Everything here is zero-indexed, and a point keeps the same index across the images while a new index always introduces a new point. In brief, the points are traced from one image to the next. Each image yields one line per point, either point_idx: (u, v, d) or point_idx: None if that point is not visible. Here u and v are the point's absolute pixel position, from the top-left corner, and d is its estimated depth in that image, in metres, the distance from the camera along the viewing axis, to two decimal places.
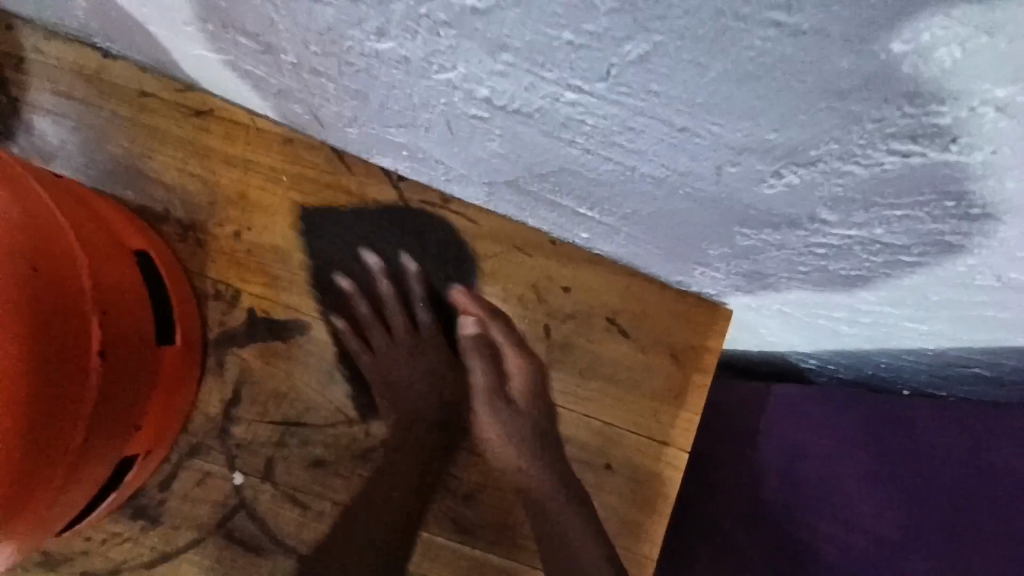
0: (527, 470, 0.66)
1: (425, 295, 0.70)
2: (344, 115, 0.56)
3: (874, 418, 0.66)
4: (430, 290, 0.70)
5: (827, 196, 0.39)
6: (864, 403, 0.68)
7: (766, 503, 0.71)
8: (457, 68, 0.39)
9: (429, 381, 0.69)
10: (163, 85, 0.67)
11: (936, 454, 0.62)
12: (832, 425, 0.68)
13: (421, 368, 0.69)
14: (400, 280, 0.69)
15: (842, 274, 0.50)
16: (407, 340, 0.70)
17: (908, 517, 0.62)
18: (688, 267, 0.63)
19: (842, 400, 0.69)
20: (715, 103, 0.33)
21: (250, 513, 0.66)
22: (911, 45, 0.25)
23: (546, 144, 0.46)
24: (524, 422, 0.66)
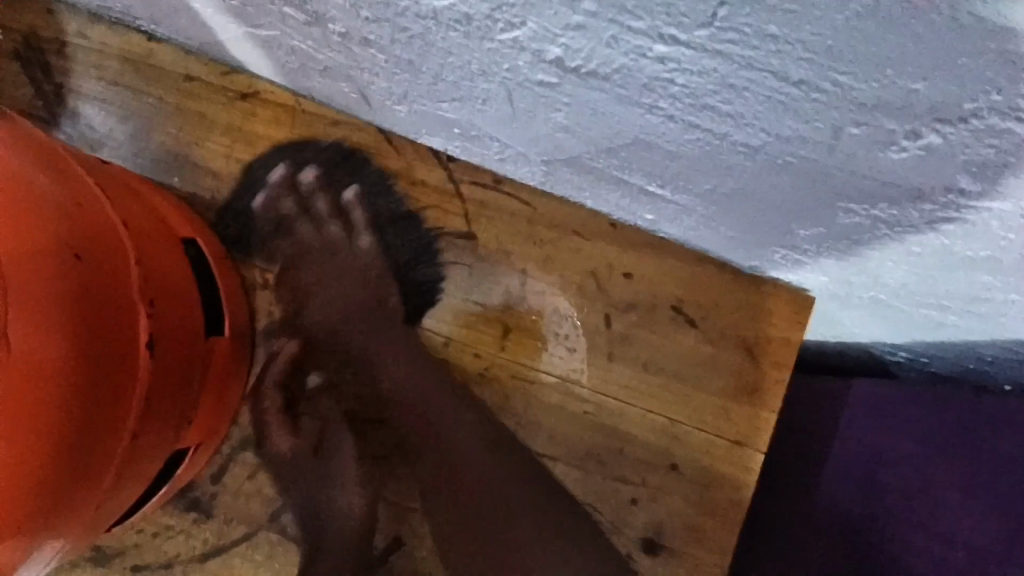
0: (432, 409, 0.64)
1: (337, 219, 0.67)
2: (393, 91, 0.53)
3: (946, 421, 0.63)
4: (335, 212, 0.67)
5: (974, 162, 0.32)
6: (942, 405, 0.63)
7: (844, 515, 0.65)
8: (526, 25, 0.34)
9: (343, 303, 0.67)
10: (207, 67, 0.65)
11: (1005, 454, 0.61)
12: (913, 432, 0.64)
13: (348, 298, 0.67)
14: (282, 206, 0.66)
15: (966, 256, 0.43)
16: (337, 269, 0.67)
17: (983, 521, 0.61)
18: (768, 251, 0.57)
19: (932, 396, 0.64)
20: (852, 46, 0.27)
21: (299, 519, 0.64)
22: None
23: (622, 112, 0.40)
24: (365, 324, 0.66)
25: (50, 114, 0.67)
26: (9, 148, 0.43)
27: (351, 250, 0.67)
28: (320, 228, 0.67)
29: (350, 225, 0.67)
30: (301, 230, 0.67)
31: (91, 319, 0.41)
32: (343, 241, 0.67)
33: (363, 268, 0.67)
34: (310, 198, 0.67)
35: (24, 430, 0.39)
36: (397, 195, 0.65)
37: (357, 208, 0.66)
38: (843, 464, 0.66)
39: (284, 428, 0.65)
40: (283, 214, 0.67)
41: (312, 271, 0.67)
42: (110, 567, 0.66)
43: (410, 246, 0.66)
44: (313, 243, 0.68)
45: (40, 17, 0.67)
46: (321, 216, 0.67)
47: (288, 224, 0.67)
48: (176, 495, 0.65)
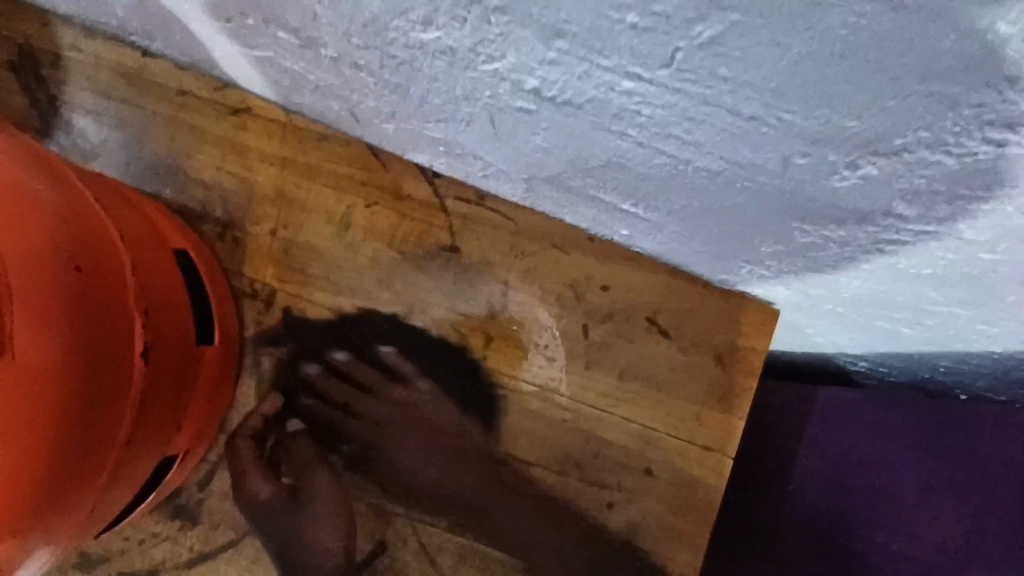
0: (427, 456, 0.67)
1: (388, 372, 0.68)
2: (382, 110, 0.55)
3: (918, 423, 0.66)
4: (382, 369, 0.68)
5: (907, 189, 0.36)
6: (912, 407, 0.66)
7: (808, 517, 0.69)
8: (506, 58, 0.37)
9: (415, 447, 0.67)
10: (199, 82, 0.67)
11: (976, 454, 0.64)
12: (886, 434, 0.67)
13: (420, 443, 0.67)
14: (333, 395, 0.67)
15: (910, 272, 0.47)
16: (398, 417, 0.67)
17: (956, 518, 0.64)
18: (735, 266, 0.61)
19: (895, 398, 0.67)
20: (793, 87, 0.31)
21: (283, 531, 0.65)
22: (1017, 27, 0.23)
23: (595, 137, 0.43)
24: (423, 443, 0.67)
25: (42, 125, 0.69)
26: (10, 159, 0.44)
27: (417, 399, 0.67)
28: (381, 395, 0.67)
29: (401, 377, 0.68)
30: (359, 407, 0.68)
31: (88, 326, 0.43)
32: (404, 395, 0.67)
33: (430, 417, 0.67)
34: (354, 374, 0.68)
35: (21, 434, 0.40)
36: (440, 340, 0.67)
37: (404, 361, 0.67)
38: (809, 465, 0.69)
39: (261, 472, 0.66)
40: (330, 394, 0.67)
41: (374, 428, 0.68)
42: (94, 573, 0.66)
43: (468, 395, 0.67)
44: (376, 412, 0.68)
45: (33, 30, 0.68)
46: (371, 387, 0.68)
47: (348, 404, 0.67)
48: (163, 501, 0.66)
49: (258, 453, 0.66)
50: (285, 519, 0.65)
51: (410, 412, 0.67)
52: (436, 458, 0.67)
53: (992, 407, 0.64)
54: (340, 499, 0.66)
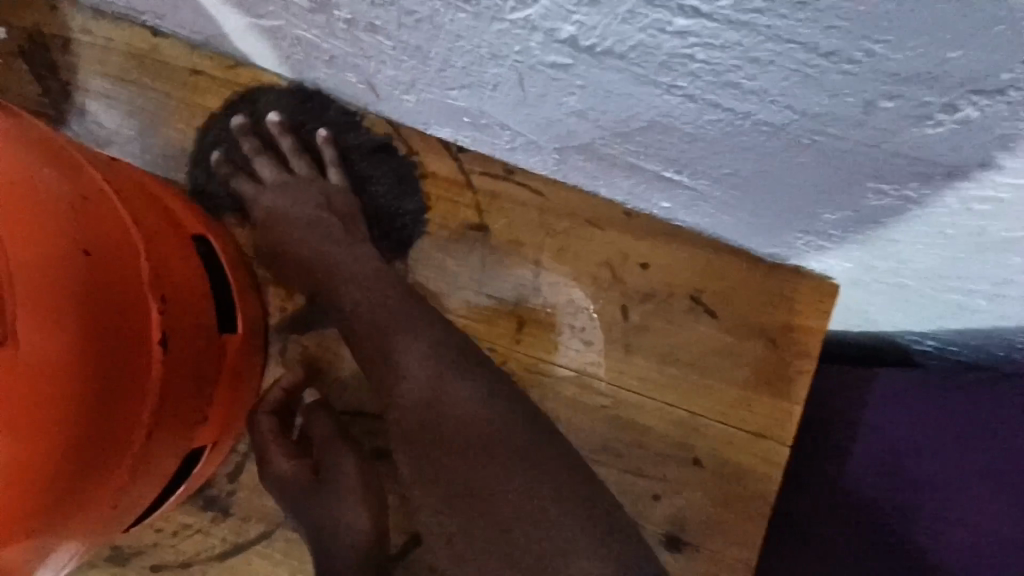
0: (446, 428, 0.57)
1: (293, 144, 0.64)
2: (401, 80, 0.51)
3: (959, 407, 0.63)
4: (279, 143, 0.65)
5: (1014, 134, 0.30)
6: (956, 390, 0.63)
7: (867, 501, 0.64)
8: (539, 3, 0.33)
9: (308, 217, 0.62)
10: (213, 61, 0.65)
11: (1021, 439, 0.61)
12: (931, 420, 0.63)
13: (286, 205, 0.63)
14: (244, 146, 0.65)
15: (1000, 236, 0.41)
16: (280, 187, 0.64)
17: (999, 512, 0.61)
18: (789, 236, 0.55)
19: (943, 383, 0.64)
20: (887, 11, 0.25)
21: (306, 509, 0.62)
22: None
23: (638, 93, 0.39)
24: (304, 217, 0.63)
25: (59, 112, 0.67)
26: (12, 142, 0.42)
27: (321, 182, 0.63)
28: (287, 166, 0.64)
29: (320, 164, 0.64)
30: (266, 172, 0.64)
31: (98, 315, 0.41)
32: (313, 175, 0.64)
33: (327, 201, 0.62)
34: (277, 140, 0.65)
35: (35, 429, 0.38)
36: (377, 136, 0.64)
37: (327, 146, 0.64)
38: (864, 449, 0.65)
39: (285, 448, 0.63)
40: (245, 158, 0.65)
41: (275, 195, 0.64)
42: (127, 567, 0.65)
43: (384, 176, 0.64)
44: (277, 181, 0.64)
45: (47, 16, 0.66)
46: (290, 155, 0.64)
47: (256, 165, 0.64)
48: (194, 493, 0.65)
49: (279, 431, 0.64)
50: (309, 499, 0.62)
51: (287, 196, 0.63)
52: (317, 232, 0.62)
53: None
54: (365, 476, 0.63)
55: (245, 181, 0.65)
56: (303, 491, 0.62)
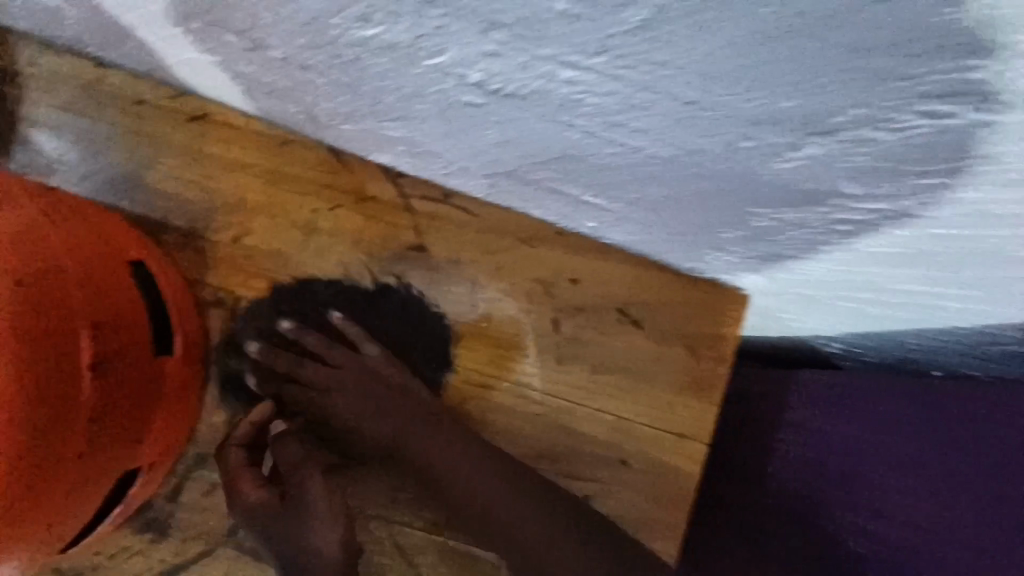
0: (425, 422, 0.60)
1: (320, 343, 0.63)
2: (338, 111, 0.55)
3: (909, 401, 0.62)
4: (300, 353, 0.63)
5: (851, 168, 0.36)
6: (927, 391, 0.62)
7: (783, 491, 0.67)
8: (447, 52, 0.37)
9: (364, 403, 0.61)
10: (157, 90, 0.67)
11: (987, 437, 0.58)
12: (876, 418, 0.63)
13: (343, 410, 0.61)
14: (276, 364, 0.62)
15: (865, 251, 0.47)
16: (323, 390, 0.62)
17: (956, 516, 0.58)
18: (702, 252, 0.61)
19: (864, 380, 0.66)
20: (726, 71, 0.31)
21: (280, 536, 0.58)
22: None
23: (547, 129, 0.43)
24: (360, 387, 0.61)
25: None
26: None
27: (365, 365, 0.62)
28: (322, 360, 0.62)
29: (352, 342, 0.64)
30: (305, 376, 0.62)
31: (28, 343, 0.41)
32: (355, 358, 0.62)
33: (374, 375, 0.61)
34: (295, 341, 0.63)
35: None
36: (387, 296, 0.66)
37: (350, 325, 0.64)
38: (793, 446, 0.68)
39: (256, 479, 0.60)
40: (280, 371, 0.62)
41: (323, 403, 0.62)
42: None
43: (405, 331, 0.66)
44: (323, 382, 0.62)
45: None
46: (318, 348, 0.62)
47: (294, 373, 0.62)
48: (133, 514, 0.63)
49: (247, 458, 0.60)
50: (282, 523, 0.58)
51: (333, 386, 0.61)
52: (376, 410, 0.61)
53: (969, 383, 0.60)
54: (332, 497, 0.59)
55: (292, 395, 0.62)
56: (277, 518, 0.58)
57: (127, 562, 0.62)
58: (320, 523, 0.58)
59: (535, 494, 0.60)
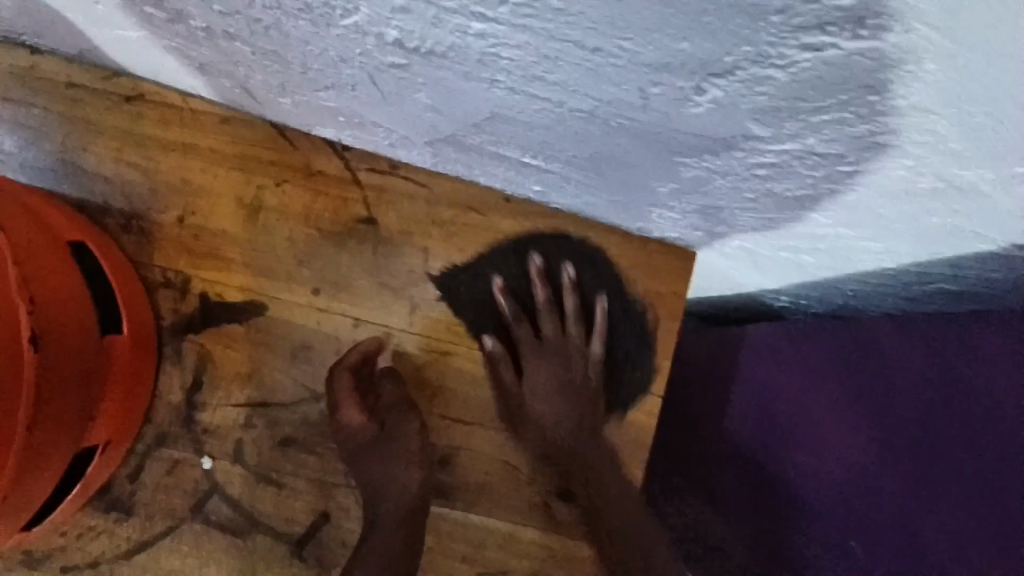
0: (544, 409, 0.64)
1: (575, 303, 0.67)
2: (272, 84, 0.55)
3: (872, 353, 0.63)
4: (557, 304, 0.67)
5: (754, 108, 0.37)
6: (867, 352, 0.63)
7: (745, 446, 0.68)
8: (360, 10, 0.38)
9: (573, 392, 0.65)
10: (96, 75, 0.66)
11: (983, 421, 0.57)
12: (861, 393, 0.62)
13: (553, 378, 0.65)
14: (538, 295, 0.66)
15: (789, 196, 0.49)
16: (552, 345, 0.66)
17: (942, 494, 0.58)
18: (644, 211, 0.63)
19: (807, 328, 0.67)
20: (620, 14, 0.32)
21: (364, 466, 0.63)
22: None
23: (470, 87, 0.44)
24: (574, 376, 0.65)
25: None
26: None
27: (588, 355, 0.66)
28: (564, 326, 0.66)
29: (589, 329, 0.67)
30: (543, 328, 0.66)
31: None
32: (579, 345, 0.66)
33: (585, 367, 0.66)
34: (564, 290, 0.67)
35: None
36: (634, 313, 0.69)
37: (602, 317, 0.67)
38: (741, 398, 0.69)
39: (358, 406, 0.63)
40: (562, 309, 0.67)
41: (551, 361, 0.65)
42: (39, 572, 0.63)
43: (615, 310, 0.69)
44: (550, 340, 0.66)
45: None
46: (564, 313, 0.67)
47: (535, 317, 0.67)
48: (95, 495, 0.63)
49: (355, 388, 0.63)
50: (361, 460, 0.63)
51: (563, 344, 0.66)
52: (563, 396, 0.65)
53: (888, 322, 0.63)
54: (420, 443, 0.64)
55: (524, 329, 0.66)
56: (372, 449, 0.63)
57: (93, 541, 0.63)
58: (402, 462, 0.63)
59: (585, 438, 0.64)
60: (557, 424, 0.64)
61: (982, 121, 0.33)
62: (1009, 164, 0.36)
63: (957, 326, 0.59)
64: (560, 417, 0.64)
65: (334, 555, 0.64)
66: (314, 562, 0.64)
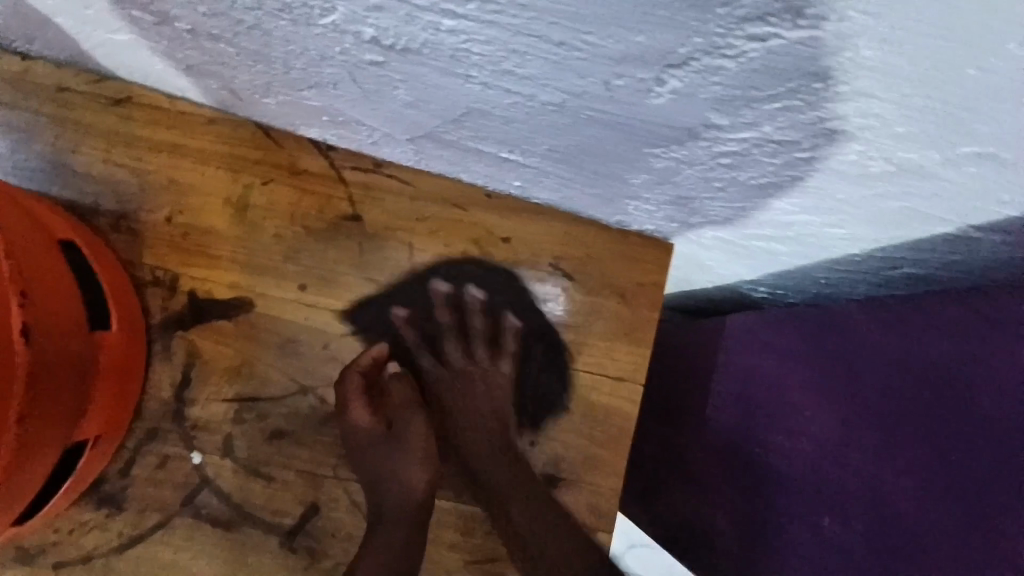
0: (455, 410, 0.70)
1: (485, 319, 0.70)
2: (256, 84, 0.56)
3: (844, 332, 0.60)
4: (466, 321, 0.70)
5: (711, 97, 0.40)
6: (842, 333, 0.60)
7: (728, 431, 0.68)
8: (338, 9, 0.40)
9: (477, 416, 0.69)
10: (85, 80, 0.67)
11: (976, 421, 0.50)
12: (831, 357, 0.60)
13: (461, 399, 0.69)
14: (470, 324, 0.70)
15: (754, 184, 0.51)
16: (461, 366, 0.70)
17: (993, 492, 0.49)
18: (622, 204, 0.65)
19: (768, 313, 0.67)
20: (580, 8, 0.34)
21: (371, 467, 0.64)
22: None
23: (447, 83, 0.46)
24: (475, 395, 0.69)
25: None
26: None
27: (492, 374, 0.69)
28: (470, 348, 0.70)
29: (496, 349, 0.70)
30: (448, 353, 0.71)
31: None
32: (484, 367, 0.70)
33: (494, 391, 0.69)
34: (469, 311, 0.70)
35: None
36: (553, 336, 0.70)
37: (513, 336, 0.70)
38: (725, 385, 0.69)
39: (366, 403, 0.65)
40: (469, 335, 0.70)
41: (451, 383, 0.70)
42: (33, 567, 0.64)
43: (540, 368, 0.70)
44: (457, 366, 0.70)
45: None
46: (475, 335, 0.70)
47: (441, 341, 0.70)
48: (88, 490, 0.64)
49: (364, 385, 0.65)
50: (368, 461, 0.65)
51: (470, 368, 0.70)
52: (483, 423, 0.69)
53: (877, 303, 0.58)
54: (428, 438, 0.65)
55: (430, 361, 0.70)
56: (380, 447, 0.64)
57: (86, 536, 0.64)
58: (409, 460, 0.64)
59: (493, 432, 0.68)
60: (459, 418, 0.69)
61: (921, 102, 0.34)
62: (952, 145, 0.38)
63: (912, 306, 0.55)
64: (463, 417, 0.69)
65: (324, 546, 0.65)
66: (305, 553, 0.65)
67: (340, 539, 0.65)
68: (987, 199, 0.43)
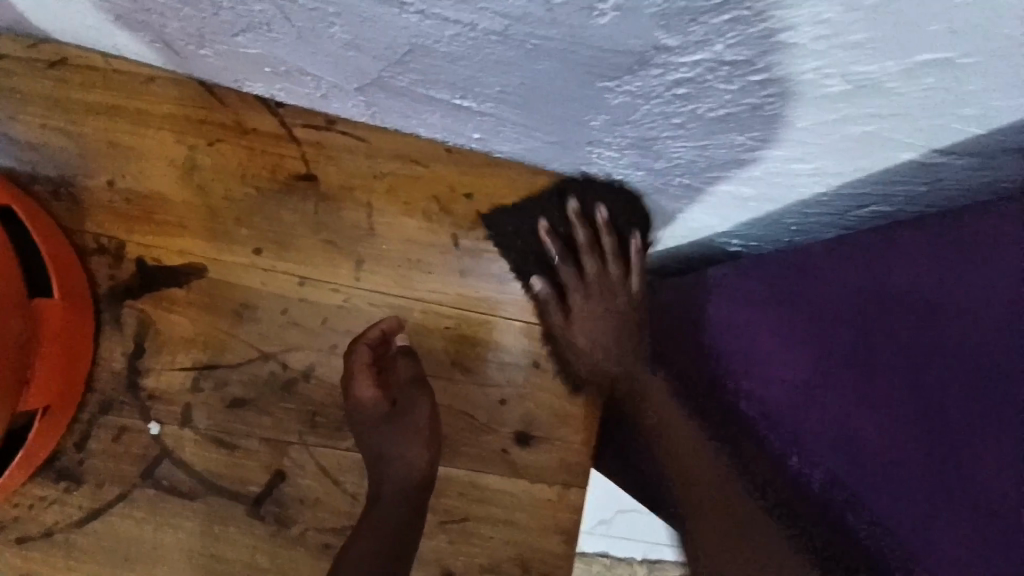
0: (580, 334, 0.67)
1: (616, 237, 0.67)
2: (190, 33, 0.53)
3: (808, 272, 0.57)
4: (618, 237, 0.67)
5: (657, 12, 0.37)
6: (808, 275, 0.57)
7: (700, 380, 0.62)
8: None
9: (606, 334, 0.66)
10: (11, 42, 0.63)
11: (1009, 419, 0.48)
12: (801, 309, 0.57)
13: (593, 320, 0.66)
14: (577, 239, 0.66)
15: (715, 118, 0.49)
16: (596, 283, 0.67)
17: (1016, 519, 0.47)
18: (583, 152, 0.61)
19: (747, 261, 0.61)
20: None
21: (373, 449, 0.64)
22: None
23: (381, 15, 0.43)
24: (606, 315, 0.67)
25: None
26: None
27: (627, 292, 0.67)
28: (605, 265, 0.67)
29: (626, 269, 0.67)
30: (587, 267, 0.67)
31: None
32: (617, 284, 0.67)
33: (624, 310, 0.67)
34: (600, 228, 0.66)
35: None
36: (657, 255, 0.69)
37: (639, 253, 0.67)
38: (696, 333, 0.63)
39: (371, 378, 0.62)
40: (601, 248, 0.67)
41: (592, 301, 0.67)
42: None
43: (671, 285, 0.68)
44: (595, 279, 0.67)
45: None
46: (605, 254, 0.67)
47: (577, 256, 0.67)
48: (44, 465, 0.63)
49: (372, 362, 0.63)
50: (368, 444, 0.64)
51: (590, 291, 0.67)
52: (609, 337, 0.66)
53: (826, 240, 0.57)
54: (434, 421, 0.65)
55: (569, 270, 0.67)
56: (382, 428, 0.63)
57: (46, 511, 0.62)
58: (411, 439, 0.64)
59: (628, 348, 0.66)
60: (595, 349, 0.66)
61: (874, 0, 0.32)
62: (910, 53, 0.36)
63: (880, 235, 0.54)
64: (594, 339, 0.66)
65: (293, 512, 0.64)
66: (273, 519, 0.64)
67: (308, 505, 0.64)
68: (946, 114, 0.42)
